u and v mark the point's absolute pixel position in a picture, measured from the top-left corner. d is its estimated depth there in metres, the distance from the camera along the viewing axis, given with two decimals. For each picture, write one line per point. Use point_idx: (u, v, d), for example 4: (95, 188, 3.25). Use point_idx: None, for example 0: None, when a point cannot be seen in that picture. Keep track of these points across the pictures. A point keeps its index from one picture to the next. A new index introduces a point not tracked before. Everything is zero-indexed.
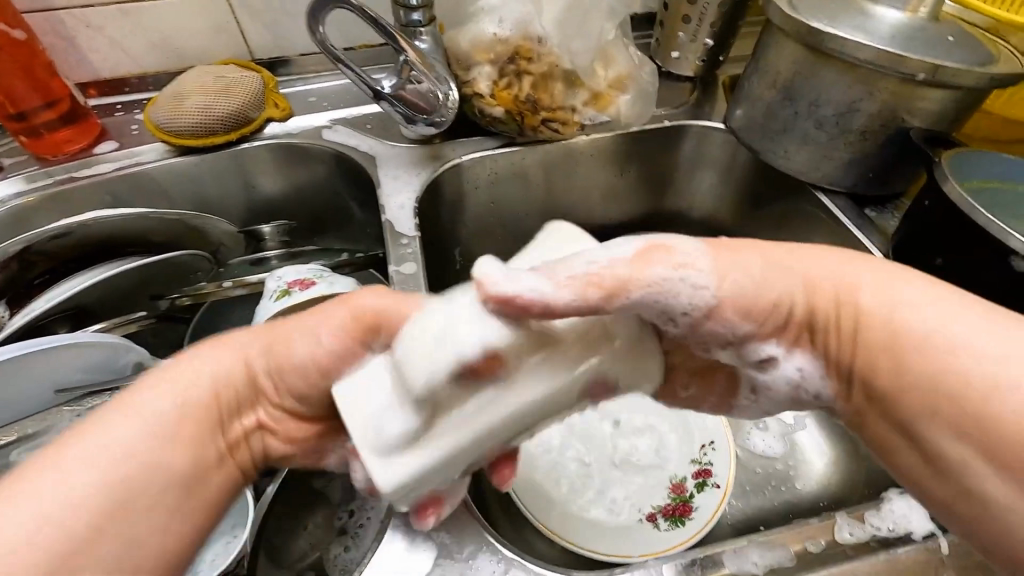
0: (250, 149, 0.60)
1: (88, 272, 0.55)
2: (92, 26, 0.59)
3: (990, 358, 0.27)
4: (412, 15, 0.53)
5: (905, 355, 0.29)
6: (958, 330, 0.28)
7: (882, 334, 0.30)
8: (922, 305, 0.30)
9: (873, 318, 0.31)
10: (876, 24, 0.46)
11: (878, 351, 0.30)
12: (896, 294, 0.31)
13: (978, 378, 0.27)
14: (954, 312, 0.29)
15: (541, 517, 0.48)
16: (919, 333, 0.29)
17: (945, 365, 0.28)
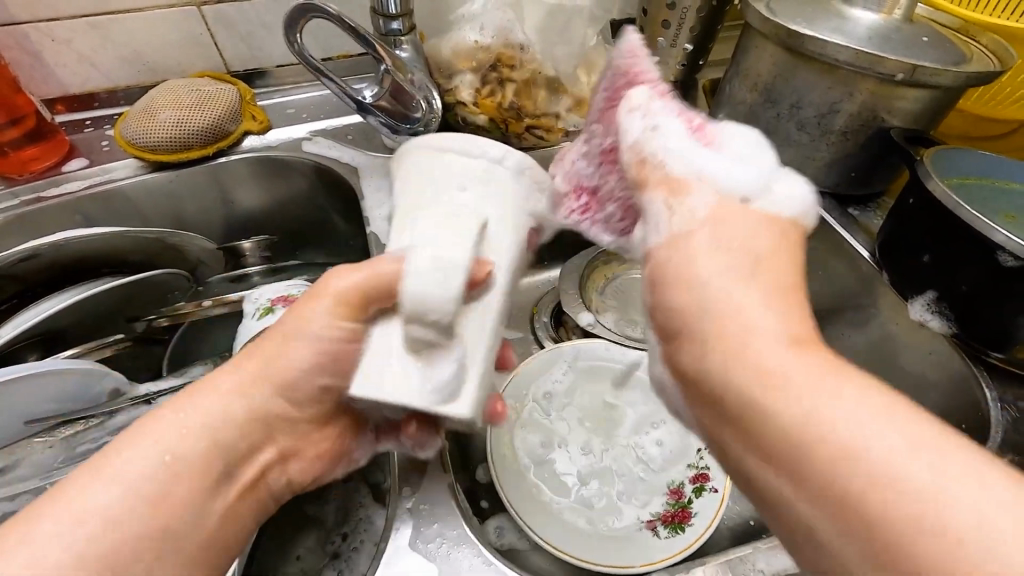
0: (229, 164, 0.59)
1: (59, 293, 0.52)
2: (57, 40, 0.57)
3: (943, 484, 0.20)
4: (391, 24, 0.51)
5: (829, 442, 0.23)
6: (888, 434, 0.22)
7: (819, 437, 0.23)
8: (887, 411, 0.23)
9: (788, 409, 0.24)
10: (853, 26, 0.47)
11: (823, 458, 0.23)
12: (874, 424, 0.23)
13: (915, 498, 0.21)
14: (942, 462, 0.21)
15: (543, 533, 0.46)
16: (840, 440, 0.23)
17: (849, 459, 0.22)
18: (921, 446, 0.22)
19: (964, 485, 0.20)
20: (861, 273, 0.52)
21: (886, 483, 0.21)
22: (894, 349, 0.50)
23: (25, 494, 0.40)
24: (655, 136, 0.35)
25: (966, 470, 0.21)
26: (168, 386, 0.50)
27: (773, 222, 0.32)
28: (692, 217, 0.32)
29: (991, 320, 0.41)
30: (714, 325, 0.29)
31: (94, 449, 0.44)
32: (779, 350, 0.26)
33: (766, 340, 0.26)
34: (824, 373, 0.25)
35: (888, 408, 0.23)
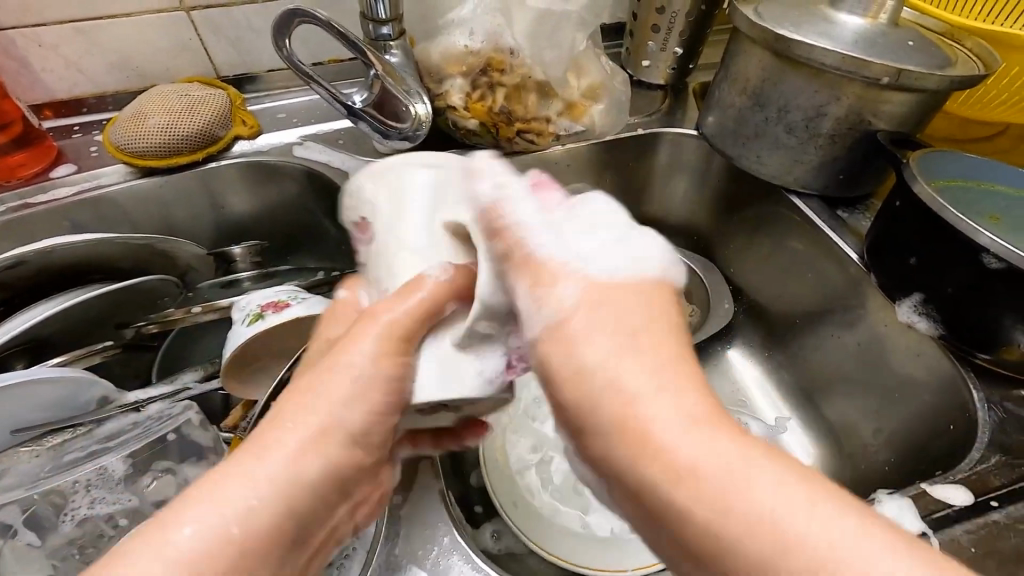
0: (219, 168, 0.59)
1: (46, 301, 0.51)
2: (45, 45, 0.56)
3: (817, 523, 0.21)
4: (381, 29, 0.51)
5: (698, 484, 0.22)
6: (768, 484, 0.22)
7: (691, 481, 0.23)
8: (716, 450, 0.23)
9: (665, 451, 0.23)
10: (838, 30, 0.47)
11: (695, 503, 0.22)
12: (744, 472, 0.22)
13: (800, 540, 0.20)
14: (811, 506, 0.21)
15: (535, 539, 0.47)
16: (696, 478, 0.23)
17: (704, 497, 0.22)
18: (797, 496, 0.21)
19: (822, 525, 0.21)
20: (850, 275, 0.52)
21: (751, 524, 0.21)
22: (883, 351, 0.50)
23: (11, 505, 0.40)
24: (511, 208, 0.32)
25: (840, 519, 0.21)
26: (158, 393, 0.50)
27: (646, 295, 0.28)
28: (563, 310, 0.28)
29: (978, 323, 0.42)
30: (613, 415, 0.25)
31: (80, 458, 0.43)
32: (672, 420, 0.24)
33: (668, 425, 0.24)
34: (691, 431, 0.23)
35: (755, 459, 0.23)
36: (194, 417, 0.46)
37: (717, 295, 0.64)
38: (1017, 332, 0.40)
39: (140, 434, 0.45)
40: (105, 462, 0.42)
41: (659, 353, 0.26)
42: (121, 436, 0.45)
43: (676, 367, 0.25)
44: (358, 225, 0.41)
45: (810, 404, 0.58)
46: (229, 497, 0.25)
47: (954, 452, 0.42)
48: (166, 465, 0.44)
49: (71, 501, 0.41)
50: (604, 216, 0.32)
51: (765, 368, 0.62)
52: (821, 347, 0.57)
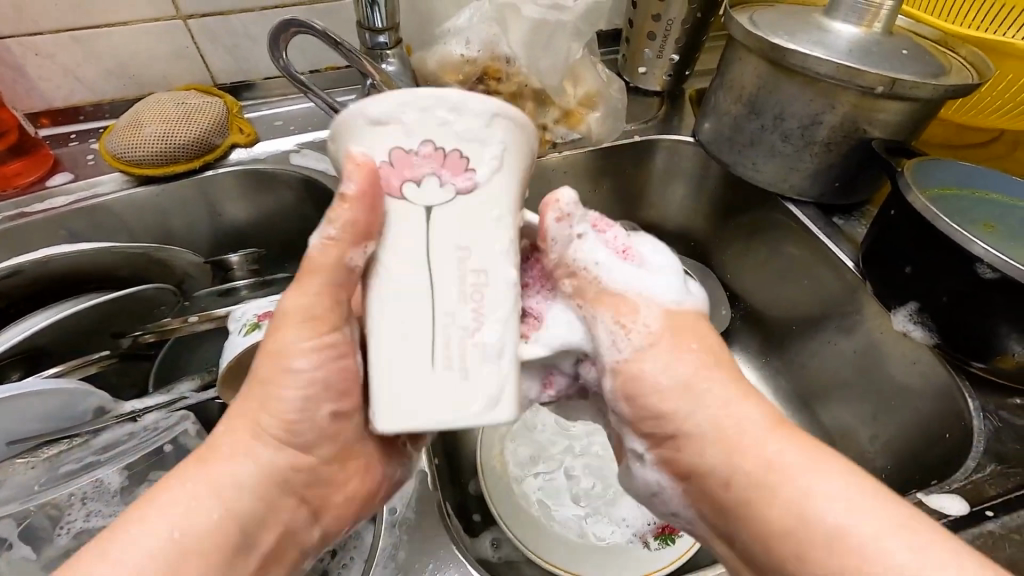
0: (216, 177, 0.59)
1: (42, 311, 0.51)
2: (41, 54, 0.56)
3: (848, 511, 0.27)
4: (378, 38, 0.51)
5: (772, 480, 0.29)
6: (821, 481, 0.28)
7: (774, 481, 0.29)
8: (775, 452, 0.30)
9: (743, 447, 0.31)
10: (833, 39, 0.48)
11: (766, 495, 0.29)
12: (812, 477, 0.29)
13: (841, 525, 0.27)
14: (851, 501, 0.27)
15: (535, 548, 0.46)
16: (770, 470, 0.30)
17: (780, 489, 0.29)
18: (845, 492, 0.28)
19: (876, 519, 0.27)
20: (846, 282, 0.52)
21: (812, 522, 0.28)
22: (880, 358, 0.50)
23: (6, 519, 0.40)
24: (580, 244, 0.35)
25: (883, 517, 0.27)
26: (155, 403, 0.49)
27: (703, 326, 0.35)
28: (647, 335, 0.34)
29: (973, 331, 0.42)
30: (705, 422, 0.32)
31: (77, 470, 0.43)
32: (753, 424, 0.31)
33: (755, 431, 0.31)
34: (775, 433, 0.31)
35: (816, 467, 0.29)
36: (190, 427, 0.46)
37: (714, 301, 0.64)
38: (1011, 341, 0.40)
39: (136, 444, 0.45)
40: (101, 474, 0.43)
41: (739, 382, 0.33)
42: (118, 447, 0.45)
43: (747, 392, 0.33)
44: (420, 150, 0.31)
45: (806, 411, 0.58)
46: (169, 506, 0.29)
47: (949, 461, 0.42)
48: (163, 475, 0.44)
49: (67, 512, 0.41)
50: (661, 255, 0.37)
51: (762, 374, 0.62)
52: (818, 353, 0.57)
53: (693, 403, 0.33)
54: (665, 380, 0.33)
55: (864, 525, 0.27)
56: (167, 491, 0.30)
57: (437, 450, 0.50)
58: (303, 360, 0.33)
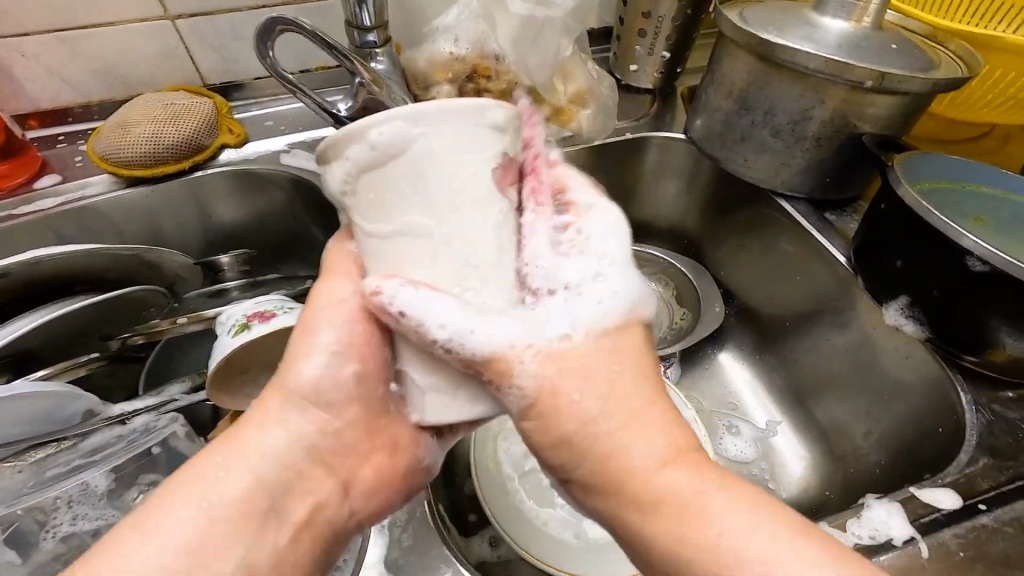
0: (205, 177, 0.58)
1: (29, 314, 0.50)
2: (28, 55, 0.56)
3: (746, 530, 0.26)
4: (366, 36, 0.51)
5: (663, 495, 0.28)
6: (709, 499, 0.27)
7: (658, 498, 0.28)
8: (669, 461, 0.28)
9: (634, 462, 0.29)
10: (822, 34, 0.48)
11: (662, 510, 0.28)
12: (717, 502, 0.27)
13: (733, 554, 0.26)
14: (754, 528, 0.26)
15: (527, 547, 0.46)
16: (669, 493, 0.28)
17: (673, 505, 0.27)
18: (740, 515, 0.27)
19: (753, 532, 0.26)
20: (839, 278, 0.52)
21: (699, 537, 0.27)
22: (873, 353, 0.50)
23: None
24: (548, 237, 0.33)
25: (785, 546, 0.26)
26: (144, 405, 0.49)
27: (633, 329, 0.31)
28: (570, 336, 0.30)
29: (964, 325, 0.42)
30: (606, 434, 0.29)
31: (63, 473, 0.43)
32: (649, 424, 0.29)
33: (655, 442, 0.29)
34: (677, 442, 0.29)
35: (703, 485, 0.28)
36: (178, 429, 0.46)
37: (707, 298, 0.64)
38: (1003, 333, 0.40)
39: (125, 447, 0.45)
40: (87, 477, 0.42)
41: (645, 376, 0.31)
42: (106, 450, 0.45)
43: (658, 398, 0.30)
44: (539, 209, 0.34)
45: (801, 408, 0.58)
46: (202, 483, 0.30)
47: (943, 455, 0.42)
48: (152, 479, 0.44)
49: (53, 517, 0.41)
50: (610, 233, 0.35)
51: (756, 370, 0.62)
52: (812, 349, 0.57)
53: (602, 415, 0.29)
54: (599, 376, 0.30)
55: (730, 534, 0.26)
56: (204, 461, 0.31)
57: None
58: (316, 369, 0.34)
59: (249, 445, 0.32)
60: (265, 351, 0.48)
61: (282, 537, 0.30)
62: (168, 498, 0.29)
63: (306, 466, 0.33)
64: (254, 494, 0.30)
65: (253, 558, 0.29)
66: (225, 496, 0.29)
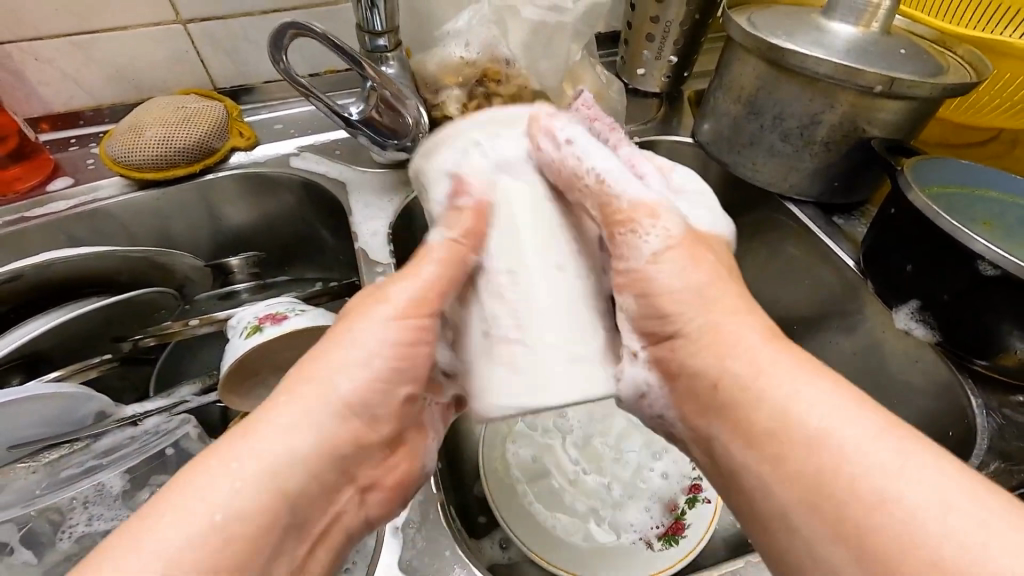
0: (216, 180, 0.59)
1: (42, 316, 0.51)
2: (41, 59, 0.56)
3: (892, 460, 0.24)
4: (377, 40, 0.52)
5: (796, 427, 0.27)
6: (849, 428, 0.26)
7: (783, 433, 0.27)
8: (798, 391, 0.28)
9: (767, 396, 0.29)
10: (831, 40, 0.48)
11: (788, 445, 0.27)
12: (863, 435, 0.26)
13: (882, 489, 0.24)
14: (899, 458, 0.24)
15: (538, 549, 0.46)
16: (804, 432, 0.27)
17: (807, 442, 0.27)
18: (885, 446, 0.25)
19: (897, 465, 0.24)
20: (847, 282, 0.52)
21: (836, 463, 0.25)
22: (881, 357, 0.50)
23: (7, 523, 0.39)
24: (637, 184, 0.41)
25: (940, 475, 0.24)
26: (155, 407, 0.49)
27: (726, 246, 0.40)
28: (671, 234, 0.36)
29: (975, 329, 0.42)
30: (718, 368, 0.31)
31: (77, 474, 0.43)
32: (763, 349, 0.30)
33: (777, 370, 0.29)
34: (800, 376, 0.29)
35: (845, 419, 0.26)
36: (191, 431, 0.45)
37: None
38: (1012, 337, 0.40)
39: (138, 448, 0.45)
40: (103, 478, 0.42)
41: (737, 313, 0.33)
42: (119, 451, 0.45)
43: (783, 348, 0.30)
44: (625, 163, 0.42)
45: None
46: (211, 486, 0.25)
47: (952, 459, 0.43)
48: (164, 480, 0.44)
49: (69, 517, 0.41)
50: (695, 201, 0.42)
51: None
52: (819, 353, 0.57)
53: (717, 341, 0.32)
54: (747, 338, 0.31)
55: (877, 460, 0.25)
56: (211, 466, 0.26)
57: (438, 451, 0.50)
58: (354, 361, 0.32)
59: (266, 444, 0.27)
60: (275, 353, 0.48)
61: (302, 552, 0.28)
62: (174, 496, 0.25)
63: (334, 476, 0.29)
64: (277, 499, 0.26)
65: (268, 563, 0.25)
66: (243, 505, 0.25)
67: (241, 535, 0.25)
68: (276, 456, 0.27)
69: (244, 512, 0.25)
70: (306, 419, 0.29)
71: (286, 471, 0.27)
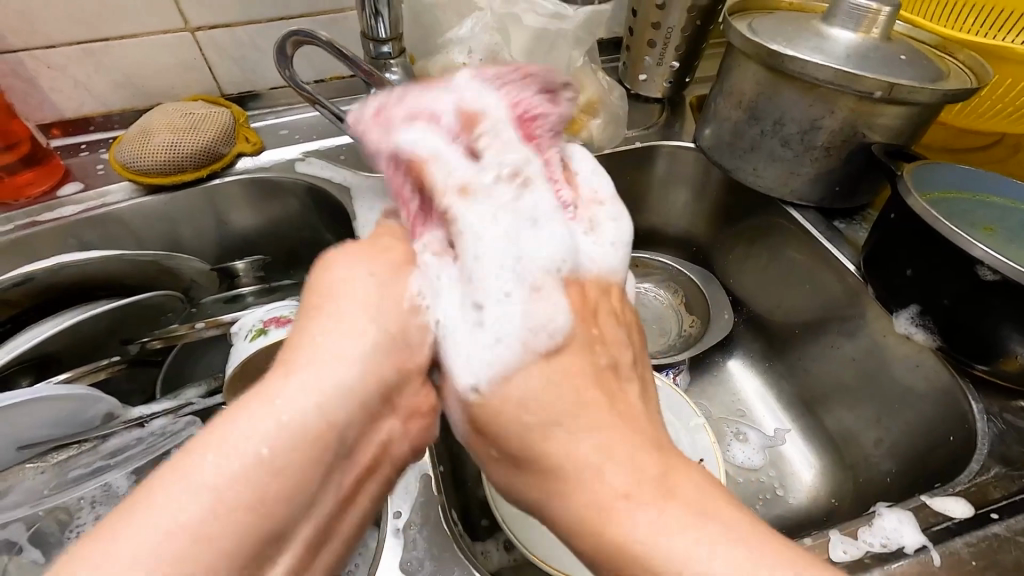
0: (223, 185, 0.59)
1: (51, 319, 0.52)
2: (53, 67, 0.58)
3: (667, 517, 0.26)
4: (381, 47, 0.52)
5: (573, 466, 0.28)
6: (647, 476, 0.27)
7: (573, 471, 0.28)
8: (609, 432, 0.29)
9: (550, 433, 0.29)
10: (831, 45, 0.48)
11: (567, 480, 0.28)
12: (647, 492, 0.27)
13: (652, 538, 0.26)
14: (683, 518, 0.26)
15: (539, 553, 0.46)
16: (588, 473, 0.28)
17: (586, 481, 0.28)
18: (671, 504, 0.26)
19: (674, 519, 0.26)
20: (848, 285, 0.53)
21: (620, 510, 0.27)
22: (882, 361, 0.50)
23: (16, 522, 0.40)
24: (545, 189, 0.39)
25: (717, 533, 0.25)
26: (161, 408, 0.50)
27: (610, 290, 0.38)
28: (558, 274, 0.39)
29: (977, 336, 0.42)
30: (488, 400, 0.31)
31: (84, 474, 0.44)
32: (524, 385, 0.31)
33: (554, 416, 0.30)
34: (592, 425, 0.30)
35: (660, 497, 0.27)
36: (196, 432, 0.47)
37: (716, 305, 0.65)
38: (1013, 342, 0.40)
39: (144, 449, 0.46)
40: (109, 478, 0.43)
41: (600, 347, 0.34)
42: (125, 452, 0.46)
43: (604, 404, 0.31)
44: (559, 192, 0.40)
45: (811, 415, 0.58)
46: (256, 426, 0.26)
47: (954, 463, 0.42)
48: None
49: (76, 517, 0.42)
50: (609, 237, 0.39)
51: (765, 377, 0.62)
52: (822, 357, 0.57)
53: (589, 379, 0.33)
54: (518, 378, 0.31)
55: (655, 518, 0.26)
56: (252, 409, 0.26)
57: (441, 454, 0.50)
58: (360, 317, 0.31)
59: (305, 381, 0.27)
60: None
61: (346, 481, 0.29)
62: (215, 437, 0.25)
63: (374, 407, 0.30)
64: (322, 432, 0.27)
65: (289, 508, 0.26)
66: (287, 441, 0.26)
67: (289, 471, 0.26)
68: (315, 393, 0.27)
69: (292, 450, 0.26)
70: (337, 356, 0.29)
71: (329, 404, 0.28)
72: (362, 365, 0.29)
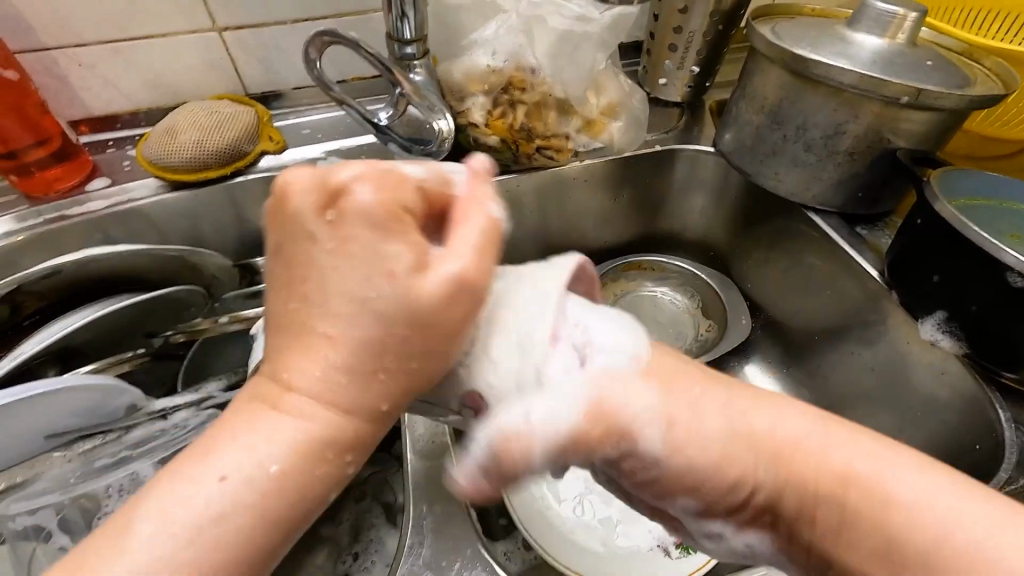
0: (245, 183, 0.60)
1: (77, 311, 0.52)
2: (84, 65, 0.59)
3: (918, 482, 0.27)
4: (406, 49, 0.53)
5: (827, 476, 0.28)
6: (892, 468, 0.28)
7: (861, 495, 0.28)
8: (834, 450, 0.29)
9: (805, 457, 0.29)
10: (856, 50, 0.48)
11: (849, 503, 0.28)
12: (897, 476, 0.28)
13: (946, 528, 0.26)
14: (958, 499, 0.26)
15: (557, 555, 0.46)
16: (876, 489, 0.27)
17: (835, 476, 0.28)
18: (936, 487, 0.27)
19: (925, 489, 0.27)
20: (869, 291, 0.52)
21: (922, 516, 0.26)
22: (902, 369, 0.50)
23: (45, 508, 0.42)
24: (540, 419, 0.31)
25: (964, 497, 0.26)
26: (183, 401, 0.49)
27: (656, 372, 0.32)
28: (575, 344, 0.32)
29: (1005, 345, 0.41)
30: (762, 456, 0.30)
31: (111, 464, 0.45)
32: (783, 430, 0.30)
33: (809, 434, 0.30)
34: (804, 418, 0.31)
35: (850, 445, 0.29)
36: (218, 426, 0.47)
37: (734, 310, 0.65)
38: None
39: (167, 441, 0.46)
40: (135, 468, 0.44)
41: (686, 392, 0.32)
42: (149, 443, 0.46)
43: (776, 395, 0.32)
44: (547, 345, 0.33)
45: None
46: (224, 460, 0.26)
47: (980, 473, 0.42)
48: None
49: (102, 505, 0.43)
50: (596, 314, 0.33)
51: (783, 383, 0.62)
52: (840, 364, 0.56)
53: (743, 445, 0.30)
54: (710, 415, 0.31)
55: (919, 497, 0.27)
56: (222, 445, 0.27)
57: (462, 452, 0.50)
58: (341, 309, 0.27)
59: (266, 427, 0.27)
60: None
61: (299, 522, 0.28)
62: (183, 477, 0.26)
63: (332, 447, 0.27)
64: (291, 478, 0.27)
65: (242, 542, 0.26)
66: (255, 474, 0.26)
67: (288, 493, 0.26)
68: (296, 424, 0.27)
69: (229, 498, 0.26)
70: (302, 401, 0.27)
71: (293, 434, 0.27)
72: (327, 404, 0.27)
